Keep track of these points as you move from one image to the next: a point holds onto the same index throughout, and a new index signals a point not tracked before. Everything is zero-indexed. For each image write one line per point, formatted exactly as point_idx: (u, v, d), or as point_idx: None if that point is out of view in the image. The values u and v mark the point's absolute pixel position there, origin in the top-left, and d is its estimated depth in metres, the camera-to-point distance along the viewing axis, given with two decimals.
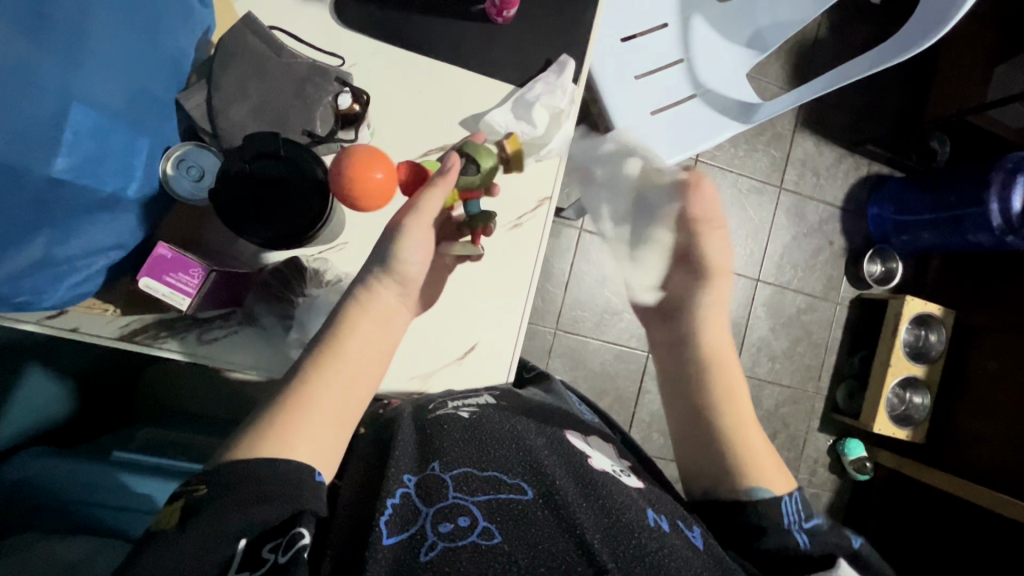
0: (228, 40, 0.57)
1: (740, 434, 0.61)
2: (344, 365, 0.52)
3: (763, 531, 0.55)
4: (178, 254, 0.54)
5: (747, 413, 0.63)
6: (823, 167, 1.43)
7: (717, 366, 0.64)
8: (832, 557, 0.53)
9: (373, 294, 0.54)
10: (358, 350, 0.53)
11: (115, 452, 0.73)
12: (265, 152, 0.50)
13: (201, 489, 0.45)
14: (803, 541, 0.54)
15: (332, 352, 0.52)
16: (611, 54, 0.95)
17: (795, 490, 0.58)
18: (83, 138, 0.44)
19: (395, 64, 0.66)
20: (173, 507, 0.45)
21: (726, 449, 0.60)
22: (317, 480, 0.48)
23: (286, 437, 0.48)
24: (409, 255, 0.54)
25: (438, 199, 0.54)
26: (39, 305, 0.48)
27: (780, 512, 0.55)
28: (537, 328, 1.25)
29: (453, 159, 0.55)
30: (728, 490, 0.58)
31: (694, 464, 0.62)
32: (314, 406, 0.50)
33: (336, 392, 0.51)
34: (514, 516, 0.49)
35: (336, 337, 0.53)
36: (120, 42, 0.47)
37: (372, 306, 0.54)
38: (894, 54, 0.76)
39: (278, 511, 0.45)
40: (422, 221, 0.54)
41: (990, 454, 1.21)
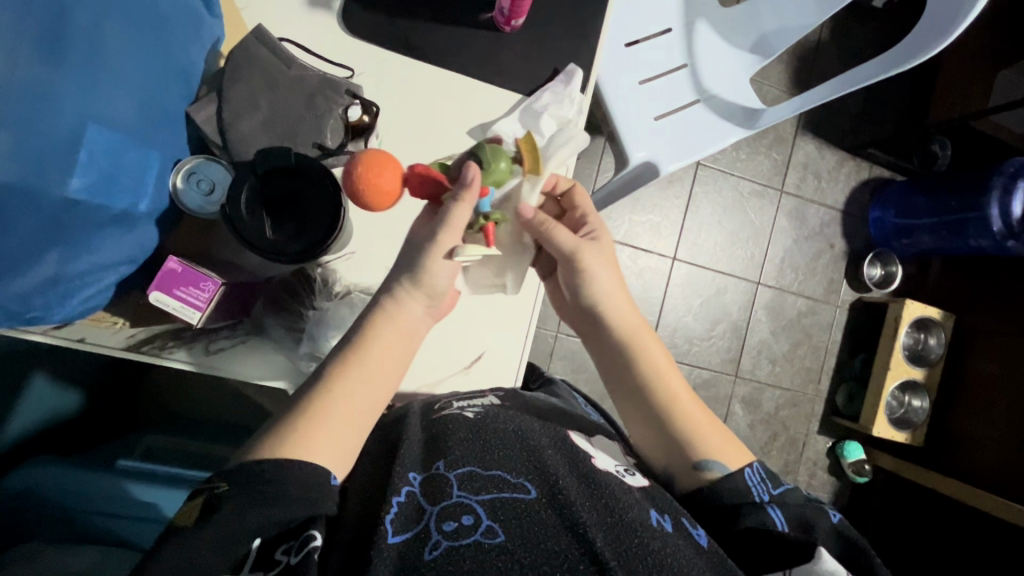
0: (238, 51, 0.57)
1: (684, 412, 0.61)
2: (371, 373, 0.52)
3: (738, 511, 0.53)
4: (189, 267, 0.54)
5: (683, 392, 0.63)
6: (825, 171, 1.43)
7: (641, 347, 0.64)
8: (813, 545, 0.49)
9: (400, 304, 0.54)
10: (385, 360, 0.53)
11: (122, 460, 0.73)
12: (277, 167, 0.51)
13: (221, 486, 0.45)
14: (778, 519, 0.52)
15: (358, 360, 0.52)
16: (615, 60, 0.95)
17: (755, 461, 0.59)
18: (98, 158, 0.44)
19: (403, 74, 0.66)
20: (192, 505, 0.45)
21: (677, 428, 0.60)
22: (332, 483, 0.47)
23: (304, 445, 0.47)
24: (436, 272, 0.54)
25: (464, 213, 0.52)
26: (49, 318, 0.49)
27: (746, 482, 0.55)
28: (539, 331, 1.26)
29: (472, 170, 0.51)
30: (682, 472, 0.58)
31: (655, 446, 0.61)
32: (331, 414, 0.50)
33: (359, 401, 0.51)
34: (517, 516, 0.47)
35: (362, 345, 0.53)
36: (134, 59, 0.47)
37: (399, 315, 0.54)
38: (900, 61, 0.76)
39: (291, 513, 0.44)
40: (455, 235, 0.52)
41: (989, 457, 1.21)
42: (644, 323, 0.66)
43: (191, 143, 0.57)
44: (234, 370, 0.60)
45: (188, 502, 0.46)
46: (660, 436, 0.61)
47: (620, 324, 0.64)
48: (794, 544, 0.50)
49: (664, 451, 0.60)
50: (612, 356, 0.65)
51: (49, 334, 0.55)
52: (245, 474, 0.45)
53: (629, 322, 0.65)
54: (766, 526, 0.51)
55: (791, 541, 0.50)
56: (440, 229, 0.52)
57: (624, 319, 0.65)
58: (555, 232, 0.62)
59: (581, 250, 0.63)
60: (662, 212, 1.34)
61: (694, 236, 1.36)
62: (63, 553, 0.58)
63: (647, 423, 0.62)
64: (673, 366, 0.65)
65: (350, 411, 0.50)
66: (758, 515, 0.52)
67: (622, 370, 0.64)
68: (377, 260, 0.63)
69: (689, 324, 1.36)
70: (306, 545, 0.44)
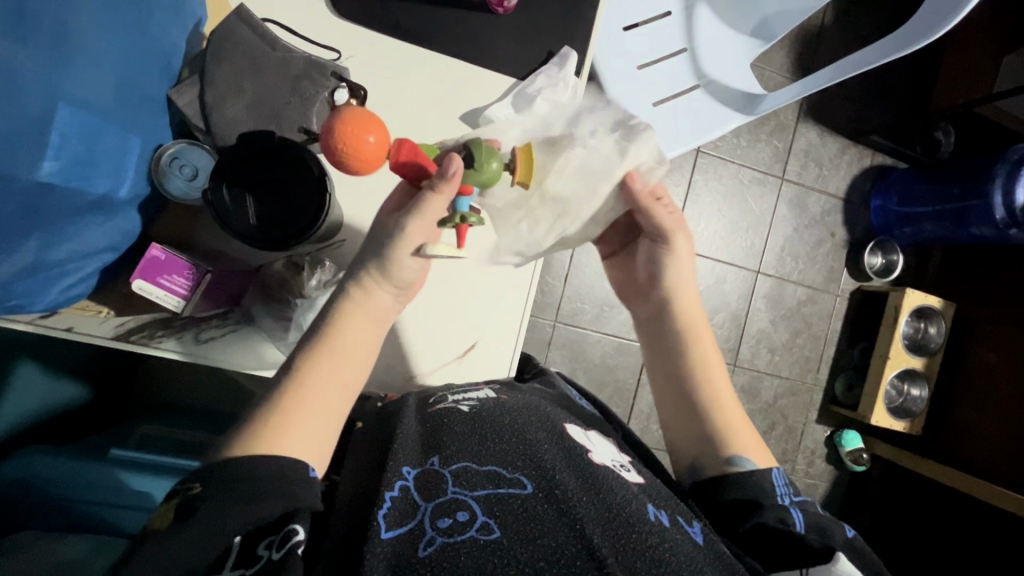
0: (221, 33, 0.55)
1: (721, 404, 0.61)
2: (342, 356, 0.51)
3: (758, 505, 0.53)
4: (172, 255, 0.53)
5: (724, 388, 0.63)
6: (826, 158, 1.41)
7: (691, 336, 0.64)
8: (831, 551, 0.49)
9: (369, 293, 0.53)
10: (356, 343, 0.52)
11: (114, 450, 0.73)
12: (259, 151, 0.49)
13: (195, 488, 0.43)
14: (798, 520, 0.53)
15: (326, 342, 0.51)
16: (612, 44, 0.93)
17: (778, 466, 0.58)
18: (70, 140, 0.43)
19: (392, 57, 0.65)
20: (167, 507, 0.43)
21: (712, 419, 0.60)
22: (311, 476, 0.47)
23: (279, 428, 0.47)
24: (405, 266, 0.53)
25: (439, 207, 0.50)
26: (32, 307, 0.48)
27: (772, 482, 0.55)
28: (536, 320, 1.25)
29: (455, 163, 0.49)
30: (709, 460, 0.58)
31: (680, 426, 0.61)
32: (305, 406, 0.49)
33: (331, 384, 0.50)
34: (514, 511, 0.46)
35: (333, 327, 0.52)
36: (112, 40, 0.45)
37: (370, 298, 0.53)
38: (906, 42, 0.74)
39: (270, 509, 0.43)
40: (426, 226, 0.51)
41: (989, 447, 1.21)
42: (699, 314, 0.66)
43: (173, 126, 0.56)
44: (224, 360, 0.60)
45: (164, 503, 0.44)
46: (693, 421, 0.61)
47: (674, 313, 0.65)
48: (807, 547, 0.50)
49: (694, 440, 0.60)
50: (660, 341, 0.65)
51: (35, 321, 0.54)
52: (227, 472, 0.44)
53: (688, 315, 0.65)
54: (785, 524, 0.52)
55: (809, 546, 0.50)
56: (413, 220, 0.51)
57: (683, 313, 0.65)
58: (656, 212, 0.63)
59: (677, 231, 0.65)
60: None
61: (694, 224, 1.35)
62: (59, 541, 0.58)
63: (681, 410, 0.62)
64: (718, 358, 0.65)
65: (320, 396, 0.50)
66: (779, 513, 0.52)
67: (668, 357, 0.64)
68: (364, 246, 0.63)
69: None
70: (288, 543, 0.43)
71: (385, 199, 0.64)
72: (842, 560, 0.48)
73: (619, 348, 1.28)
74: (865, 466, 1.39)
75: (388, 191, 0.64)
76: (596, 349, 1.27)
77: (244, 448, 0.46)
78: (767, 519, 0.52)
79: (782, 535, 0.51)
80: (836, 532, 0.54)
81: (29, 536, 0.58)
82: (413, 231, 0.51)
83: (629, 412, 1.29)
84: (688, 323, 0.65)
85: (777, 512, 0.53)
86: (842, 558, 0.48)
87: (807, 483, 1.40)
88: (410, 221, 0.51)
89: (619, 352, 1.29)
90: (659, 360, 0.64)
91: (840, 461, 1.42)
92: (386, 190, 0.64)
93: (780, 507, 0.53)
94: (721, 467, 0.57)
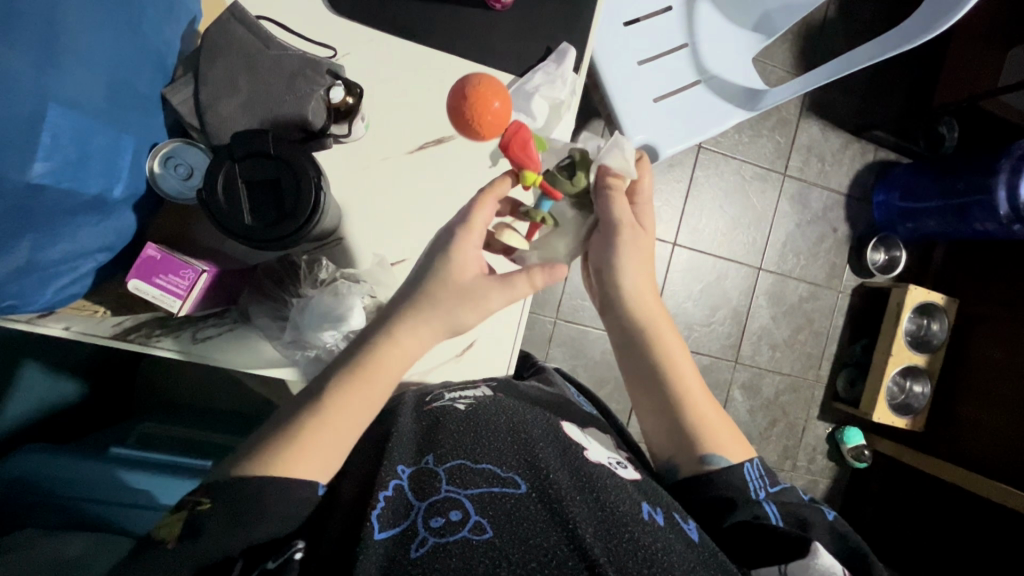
0: (214, 31, 0.55)
1: (694, 401, 0.61)
2: (373, 385, 0.50)
3: (731, 504, 0.53)
4: (167, 254, 0.53)
5: (694, 384, 0.62)
6: (829, 153, 1.40)
7: (655, 331, 0.63)
8: (808, 540, 0.48)
9: (411, 330, 0.53)
10: (387, 373, 0.51)
11: (113, 448, 0.72)
12: (255, 151, 0.49)
13: (204, 504, 0.44)
14: (772, 514, 0.52)
15: (359, 376, 0.50)
16: (613, 38, 0.92)
17: (755, 457, 0.58)
18: (63, 141, 0.43)
19: (388, 54, 0.64)
20: (176, 518, 0.44)
21: (688, 417, 0.60)
22: (319, 492, 0.46)
23: (296, 455, 0.46)
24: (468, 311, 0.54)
25: (484, 214, 0.55)
26: (27, 307, 0.48)
27: (742, 478, 0.55)
28: (537, 317, 1.24)
29: (498, 186, 0.56)
30: (686, 459, 0.58)
31: (654, 427, 0.61)
32: (324, 438, 0.47)
33: (358, 415, 0.49)
34: (507, 511, 0.46)
35: (364, 361, 0.51)
36: (102, 39, 0.45)
37: (404, 338, 0.52)
38: (917, 34, 0.73)
39: (285, 525, 0.44)
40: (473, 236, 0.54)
41: (991, 444, 1.20)
42: (659, 304, 0.65)
43: (168, 126, 0.56)
44: (222, 359, 0.59)
45: (170, 514, 0.45)
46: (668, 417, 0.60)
47: (636, 303, 0.63)
48: (787, 540, 0.49)
49: (670, 439, 0.60)
50: (624, 341, 0.64)
51: (35, 321, 0.54)
52: (237, 485, 0.44)
53: (649, 311, 0.64)
54: (759, 519, 0.52)
55: (785, 536, 0.49)
56: (462, 231, 0.54)
57: (644, 307, 0.63)
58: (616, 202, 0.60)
59: (627, 225, 0.61)
60: (662, 197, 1.31)
61: (695, 220, 1.34)
62: (61, 539, 0.58)
63: (653, 412, 0.61)
64: (680, 344, 0.64)
65: (345, 426, 0.48)
66: (751, 508, 0.52)
67: (636, 359, 0.63)
68: (362, 245, 0.63)
69: (689, 310, 1.35)
70: (285, 552, 0.43)
71: (384, 198, 0.64)
72: (820, 553, 0.47)
73: None
74: (866, 463, 1.38)
75: (387, 189, 0.64)
76: (597, 345, 1.27)
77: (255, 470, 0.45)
78: (740, 517, 0.52)
79: (757, 528, 0.50)
80: (815, 518, 0.53)
81: (31, 535, 0.59)
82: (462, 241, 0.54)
83: (630, 409, 1.29)
84: (650, 321, 0.63)
85: (752, 509, 0.52)
86: (819, 552, 0.47)
87: (808, 479, 1.40)
88: (460, 232, 0.54)
89: None
90: (625, 350, 0.64)
91: (842, 458, 1.41)
92: (382, 189, 0.63)
93: (755, 504, 0.53)
94: (695, 468, 0.57)
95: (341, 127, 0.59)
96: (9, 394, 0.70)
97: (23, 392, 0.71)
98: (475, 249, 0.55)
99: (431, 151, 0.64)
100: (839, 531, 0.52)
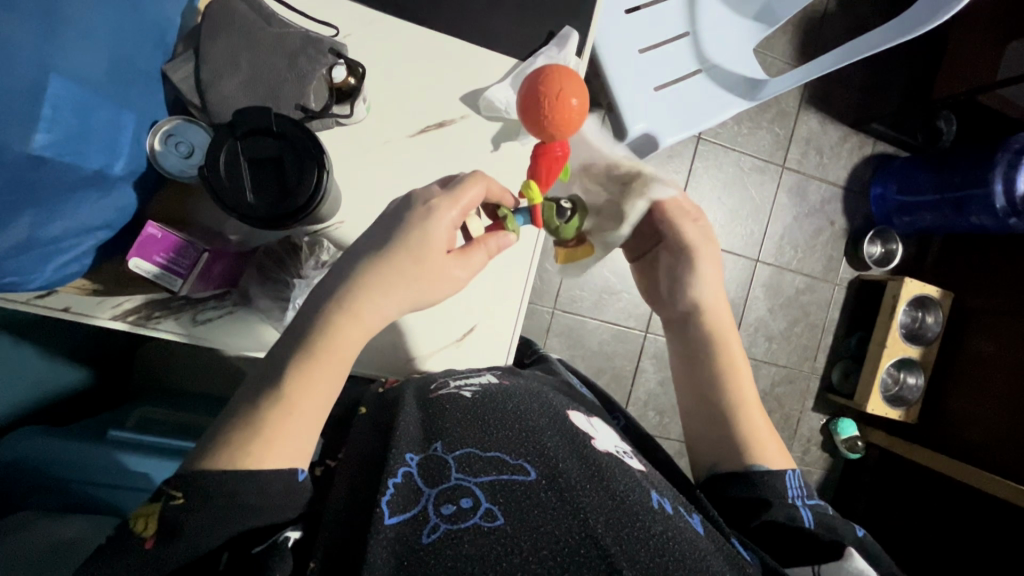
0: (216, 8, 0.55)
1: (751, 414, 0.61)
2: (329, 365, 0.49)
3: (767, 504, 0.54)
4: (167, 233, 0.53)
5: (755, 408, 0.62)
6: (827, 146, 1.40)
7: (721, 339, 0.65)
8: (844, 547, 0.50)
9: (371, 303, 0.51)
10: (345, 347, 0.50)
11: (111, 432, 0.72)
12: (257, 127, 0.49)
13: (179, 497, 0.43)
14: (807, 518, 0.53)
15: (319, 353, 0.49)
16: (615, 26, 0.92)
17: (795, 469, 0.58)
18: (63, 113, 0.42)
19: (390, 36, 0.64)
20: (151, 510, 0.43)
21: (740, 426, 0.60)
22: (299, 479, 0.46)
23: (266, 449, 0.45)
24: (440, 287, 0.54)
25: (475, 188, 0.54)
26: (26, 284, 0.48)
27: (784, 483, 0.55)
28: (536, 306, 1.24)
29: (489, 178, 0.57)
30: (728, 463, 0.58)
31: (701, 430, 0.62)
32: (295, 405, 0.47)
33: (321, 395, 0.49)
34: (518, 498, 0.46)
35: (320, 345, 0.49)
36: (101, 11, 0.45)
37: (364, 310, 0.51)
38: (916, 25, 0.73)
39: (266, 517, 0.44)
40: (455, 205, 0.53)
41: (983, 435, 1.21)
42: (729, 321, 0.66)
43: (169, 103, 0.56)
44: (224, 341, 0.60)
45: (146, 504, 0.43)
46: (712, 415, 0.62)
47: (708, 309, 0.65)
48: (823, 544, 0.51)
49: (716, 446, 0.60)
50: (687, 339, 0.66)
51: (32, 303, 0.54)
52: (219, 473, 0.43)
53: (718, 317, 0.65)
54: (794, 521, 0.53)
55: (821, 542, 0.52)
56: (446, 197, 0.53)
57: (715, 319, 0.65)
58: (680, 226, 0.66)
59: (700, 246, 0.66)
60: None
61: None
62: (61, 521, 0.58)
63: (701, 409, 0.63)
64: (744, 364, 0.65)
65: (307, 408, 0.48)
66: (787, 510, 0.53)
67: (697, 359, 0.65)
68: (362, 228, 0.63)
69: None
70: (273, 536, 0.45)
71: (390, 182, 0.63)
72: (855, 557, 0.49)
73: (617, 335, 1.29)
74: (859, 454, 1.40)
75: (389, 172, 0.63)
76: (594, 336, 1.28)
77: (236, 458, 0.44)
78: (776, 516, 0.53)
79: (790, 531, 0.52)
80: (846, 531, 0.54)
81: (30, 517, 0.59)
82: (444, 209, 0.53)
83: (627, 399, 1.29)
84: (717, 328, 0.65)
85: (788, 511, 0.53)
86: (854, 556, 0.49)
87: (801, 470, 1.41)
88: (443, 198, 0.53)
89: (618, 340, 1.29)
90: (687, 359, 0.66)
91: (835, 449, 1.43)
92: (386, 173, 0.63)
93: (792, 508, 0.54)
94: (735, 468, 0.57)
95: (342, 108, 0.59)
96: (22, 374, 0.69)
97: (30, 372, 0.70)
98: (450, 222, 0.53)
99: (432, 135, 0.64)
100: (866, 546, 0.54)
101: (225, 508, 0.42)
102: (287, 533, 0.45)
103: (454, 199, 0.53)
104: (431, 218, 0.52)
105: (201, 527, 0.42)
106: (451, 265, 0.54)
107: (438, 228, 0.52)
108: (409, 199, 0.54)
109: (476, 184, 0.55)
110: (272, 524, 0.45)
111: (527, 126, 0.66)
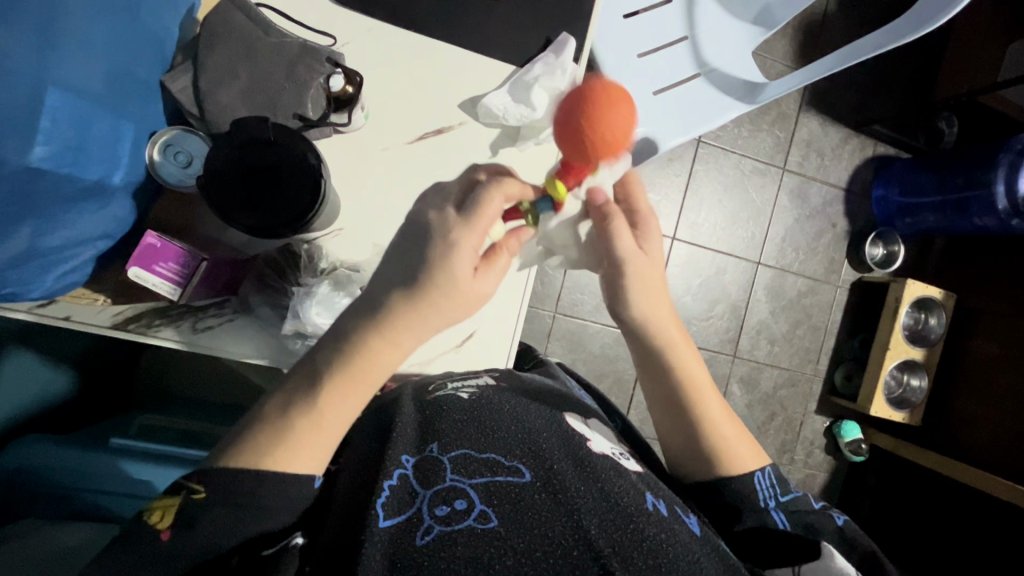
0: (215, 19, 0.55)
1: (714, 416, 0.59)
2: (362, 386, 0.47)
3: (738, 511, 0.55)
4: (167, 242, 0.53)
5: (721, 414, 0.59)
6: (828, 148, 1.40)
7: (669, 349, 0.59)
8: (820, 544, 0.51)
9: (406, 326, 0.47)
10: (377, 373, 0.48)
11: (114, 438, 0.71)
12: (257, 137, 0.50)
13: (199, 492, 0.43)
14: (780, 520, 0.54)
15: (351, 374, 0.47)
16: (613, 31, 0.92)
17: (768, 465, 0.58)
18: (63, 125, 0.43)
19: (387, 43, 0.64)
20: (168, 504, 0.43)
21: (707, 439, 0.58)
22: (315, 485, 0.46)
23: (287, 456, 0.45)
24: (468, 301, 0.49)
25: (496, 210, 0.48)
26: (26, 295, 0.48)
27: (753, 486, 0.55)
28: (537, 310, 1.24)
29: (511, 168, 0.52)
30: (702, 470, 0.58)
31: (671, 435, 0.60)
32: (324, 423, 0.46)
33: (349, 412, 0.47)
34: (513, 500, 0.46)
35: (356, 363, 0.47)
36: (100, 23, 0.45)
37: (402, 336, 0.47)
38: (911, 28, 0.73)
39: (274, 520, 0.44)
40: (475, 235, 0.47)
41: (989, 438, 1.20)
42: (673, 323, 0.60)
43: (167, 112, 0.56)
44: (223, 350, 0.60)
45: (163, 495, 0.44)
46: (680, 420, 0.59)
47: (649, 323, 0.58)
48: (797, 540, 0.52)
49: (686, 452, 0.59)
50: (638, 350, 0.61)
51: (33, 311, 0.54)
52: (229, 475, 0.43)
53: (657, 317, 0.59)
54: (766, 525, 0.53)
55: (796, 539, 0.52)
56: (463, 228, 0.47)
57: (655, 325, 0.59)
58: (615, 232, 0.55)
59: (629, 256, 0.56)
60: (661, 191, 1.32)
61: (695, 215, 1.34)
62: (61, 529, 0.58)
63: (667, 418, 0.60)
64: (697, 360, 0.61)
65: (335, 426, 0.47)
66: (760, 514, 0.54)
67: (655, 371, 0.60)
68: (360, 235, 0.63)
69: (688, 304, 1.35)
70: (283, 540, 0.45)
71: (387, 188, 0.63)
72: (836, 556, 0.50)
73: (619, 339, 1.29)
74: (864, 456, 1.38)
75: (387, 178, 0.63)
76: (596, 340, 1.28)
77: (252, 466, 0.44)
78: (745, 524, 0.54)
79: (763, 532, 0.53)
80: (824, 525, 0.54)
81: (31, 525, 0.59)
82: (462, 239, 0.47)
83: (629, 403, 1.29)
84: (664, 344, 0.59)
85: (759, 517, 0.54)
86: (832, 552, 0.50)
87: (805, 473, 1.40)
88: (460, 227, 0.47)
89: (619, 344, 1.29)
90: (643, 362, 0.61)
91: (838, 451, 1.42)
92: (383, 180, 0.63)
93: (763, 512, 0.54)
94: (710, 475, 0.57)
95: (341, 116, 0.60)
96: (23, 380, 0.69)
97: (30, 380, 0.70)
98: (473, 249, 0.47)
99: (431, 142, 0.64)
100: (847, 535, 0.54)
101: (228, 517, 0.43)
102: (294, 539, 0.45)
103: (471, 226, 0.47)
104: (449, 251, 0.46)
105: (214, 525, 0.42)
106: (479, 284, 0.49)
107: (458, 258, 0.47)
108: (418, 224, 0.48)
109: (493, 198, 0.49)
110: (279, 529, 0.45)
111: (525, 134, 0.66)
